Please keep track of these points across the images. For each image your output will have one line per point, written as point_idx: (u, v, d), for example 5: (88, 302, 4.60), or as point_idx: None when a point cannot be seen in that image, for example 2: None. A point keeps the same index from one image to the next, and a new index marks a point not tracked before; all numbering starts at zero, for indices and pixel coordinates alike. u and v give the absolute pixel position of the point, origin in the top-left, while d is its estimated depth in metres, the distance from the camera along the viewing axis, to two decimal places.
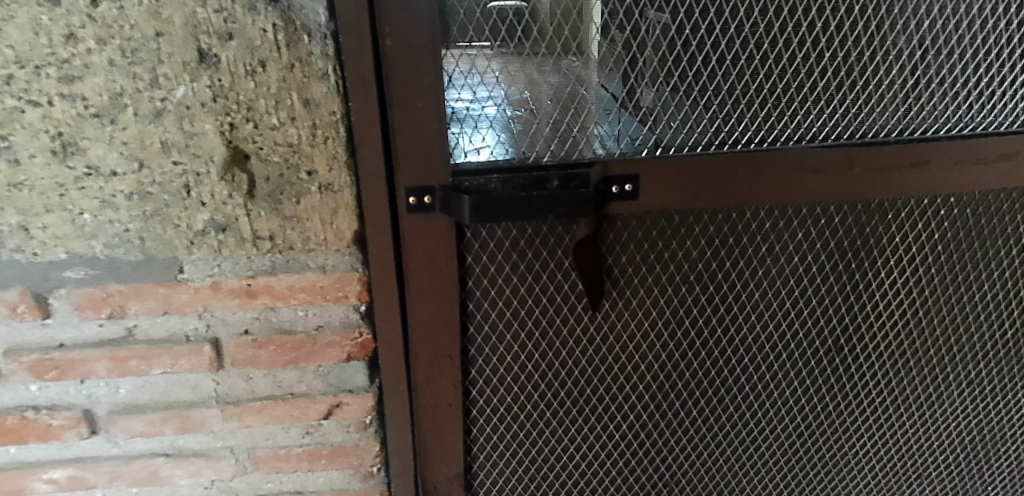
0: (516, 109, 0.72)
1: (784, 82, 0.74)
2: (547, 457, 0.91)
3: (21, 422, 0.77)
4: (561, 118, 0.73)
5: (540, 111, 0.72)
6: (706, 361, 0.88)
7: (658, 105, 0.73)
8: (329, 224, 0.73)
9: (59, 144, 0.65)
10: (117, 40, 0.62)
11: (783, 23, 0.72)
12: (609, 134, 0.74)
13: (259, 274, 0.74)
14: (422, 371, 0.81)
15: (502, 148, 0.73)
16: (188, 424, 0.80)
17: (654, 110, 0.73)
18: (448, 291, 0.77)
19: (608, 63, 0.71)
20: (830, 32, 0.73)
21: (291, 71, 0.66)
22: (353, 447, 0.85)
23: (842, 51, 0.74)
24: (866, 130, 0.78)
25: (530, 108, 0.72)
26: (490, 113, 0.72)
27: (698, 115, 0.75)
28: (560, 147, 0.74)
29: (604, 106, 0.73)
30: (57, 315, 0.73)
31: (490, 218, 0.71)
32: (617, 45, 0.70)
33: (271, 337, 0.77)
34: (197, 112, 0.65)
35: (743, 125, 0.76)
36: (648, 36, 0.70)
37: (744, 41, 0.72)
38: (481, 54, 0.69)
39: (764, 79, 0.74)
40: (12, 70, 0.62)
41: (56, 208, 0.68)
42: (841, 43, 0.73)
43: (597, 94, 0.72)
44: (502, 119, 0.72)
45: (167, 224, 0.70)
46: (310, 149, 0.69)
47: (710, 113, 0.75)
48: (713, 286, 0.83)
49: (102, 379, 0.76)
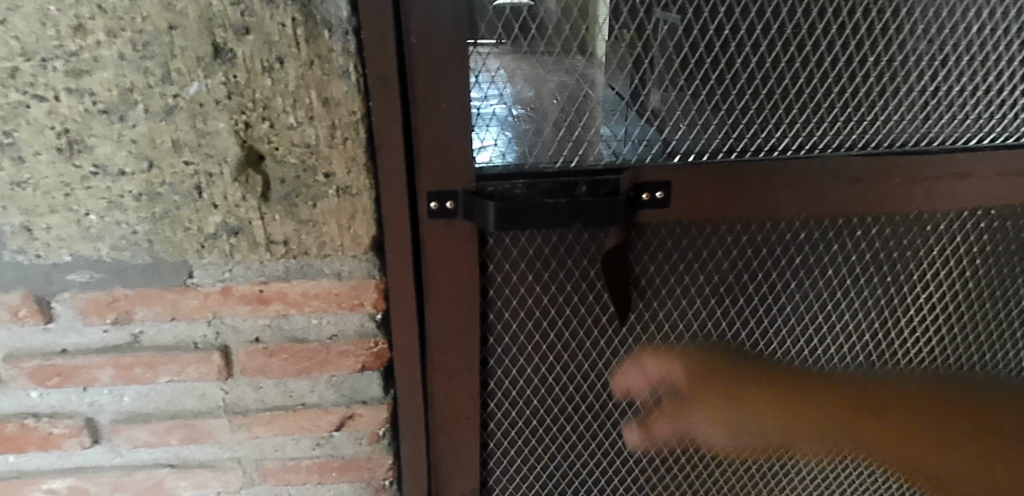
0: (521, 108, 0.69)
1: (815, 87, 0.71)
2: (566, 472, 0.87)
3: (20, 429, 0.74)
4: (567, 118, 0.70)
5: (545, 111, 0.69)
6: (733, 376, 0.84)
7: (666, 107, 0.69)
8: (346, 229, 0.70)
9: (65, 142, 0.62)
10: (128, 32, 0.59)
11: (816, 23, 0.69)
12: (615, 135, 0.70)
13: (272, 280, 0.71)
14: (439, 382, 0.78)
15: (509, 150, 0.70)
16: (194, 434, 0.76)
17: (661, 112, 0.70)
18: (469, 300, 0.74)
19: (615, 63, 0.67)
20: (862, 34, 0.69)
21: (311, 68, 0.63)
22: (365, 460, 0.82)
23: (876, 56, 0.70)
24: (907, 138, 0.74)
25: (535, 108, 0.69)
26: (497, 112, 0.68)
27: (722, 120, 0.71)
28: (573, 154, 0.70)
29: (611, 107, 0.69)
30: (60, 319, 0.70)
31: (516, 224, 0.68)
32: (623, 44, 0.67)
33: (283, 346, 0.74)
34: (210, 109, 0.62)
35: (774, 131, 0.72)
36: (667, 38, 0.68)
37: (771, 42, 0.69)
38: (487, 53, 0.65)
39: (795, 83, 0.71)
40: (17, 63, 0.58)
41: (61, 209, 0.64)
42: (876, 45, 0.70)
43: (603, 95, 0.69)
44: (508, 118, 0.69)
45: (177, 227, 0.67)
46: (328, 151, 0.66)
47: (740, 118, 0.71)
48: (743, 298, 0.79)
49: (106, 386, 0.73)
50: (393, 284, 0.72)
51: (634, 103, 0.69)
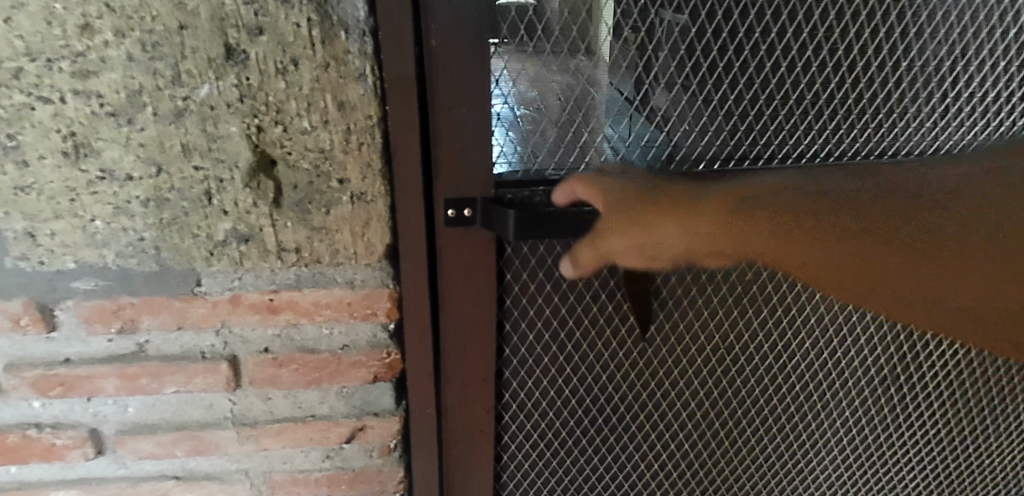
0: (523, 108, 0.66)
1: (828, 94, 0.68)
2: (580, 484, 0.86)
3: (21, 441, 0.71)
4: (570, 118, 0.67)
5: (548, 111, 0.66)
6: (754, 388, 0.82)
7: (669, 106, 0.67)
8: (360, 236, 0.67)
9: (71, 145, 0.59)
10: (137, 32, 0.56)
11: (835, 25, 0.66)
12: (618, 137, 0.68)
13: (283, 288, 0.69)
14: (453, 392, 0.77)
15: (508, 151, 0.67)
16: (201, 446, 0.74)
17: (664, 110, 0.67)
18: (486, 310, 0.73)
19: (619, 64, 0.65)
20: (894, 37, 0.67)
21: (326, 71, 0.60)
22: (375, 473, 0.80)
23: (905, 60, 0.68)
24: (940, 144, 0.72)
25: (538, 108, 0.66)
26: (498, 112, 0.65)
27: (732, 126, 0.69)
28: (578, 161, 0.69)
29: (615, 107, 0.67)
30: (63, 328, 0.67)
31: (536, 235, 0.65)
32: (629, 45, 0.64)
33: (293, 356, 0.71)
34: (222, 112, 0.60)
35: (795, 139, 0.70)
36: (670, 38, 0.65)
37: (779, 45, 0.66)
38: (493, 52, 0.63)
39: (818, 89, 0.68)
40: (21, 63, 0.56)
41: (66, 214, 0.62)
42: (900, 49, 0.67)
43: (608, 96, 0.66)
44: (510, 119, 0.66)
45: (185, 234, 0.64)
46: (343, 156, 0.64)
47: (755, 126, 0.69)
48: (766, 310, 0.77)
49: (110, 396, 0.71)
50: (410, 292, 0.70)
51: (637, 104, 0.67)
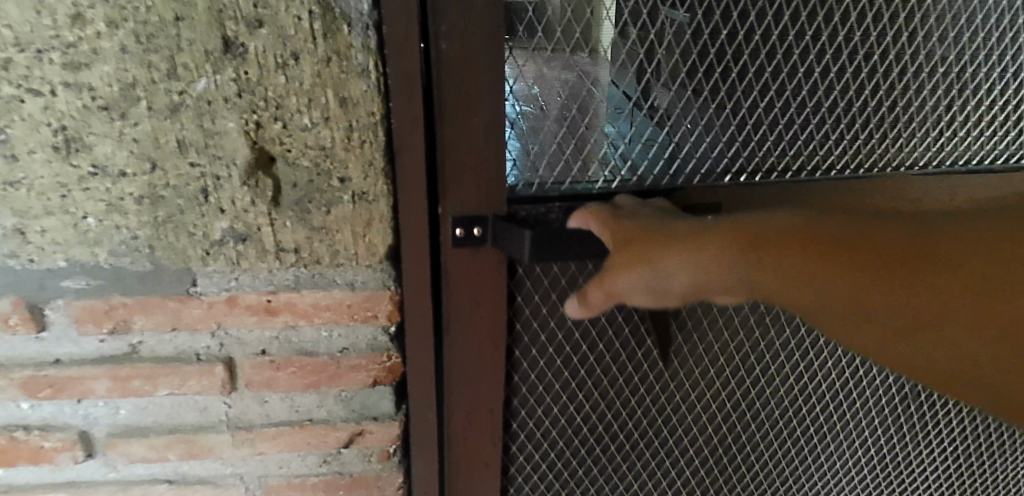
0: (526, 106, 0.65)
1: (836, 105, 0.70)
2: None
3: (9, 443, 0.69)
4: (572, 115, 0.67)
5: (550, 107, 0.66)
6: (769, 402, 0.83)
7: (675, 106, 0.67)
8: (361, 237, 0.65)
9: (61, 140, 0.57)
10: (131, 23, 0.54)
11: (843, 31, 0.67)
12: (619, 134, 0.68)
13: (281, 290, 0.66)
14: (458, 417, 0.76)
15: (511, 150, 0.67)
16: (195, 450, 0.72)
17: (671, 111, 0.67)
18: (495, 331, 0.72)
19: (622, 62, 0.65)
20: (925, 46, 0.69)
21: (328, 65, 0.58)
22: (374, 479, 0.78)
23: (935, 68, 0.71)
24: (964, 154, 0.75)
25: (540, 105, 0.66)
26: None
27: (760, 134, 0.71)
28: (579, 167, 0.69)
29: (615, 105, 0.66)
30: (54, 327, 0.65)
31: (550, 258, 0.63)
32: (638, 45, 0.64)
33: (291, 359, 0.69)
34: (219, 107, 0.58)
35: (825, 148, 0.72)
36: (692, 41, 0.65)
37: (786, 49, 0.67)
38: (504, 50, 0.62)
39: (847, 95, 0.70)
40: (9, 53, 0.54)
41: (56, 211, 0.60)
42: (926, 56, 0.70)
43: (607, 92, 0.66)
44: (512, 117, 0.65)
45: (180, 232, 0.62)
46: (344, 154, 0.62)
47: (764, 132, 0.71)
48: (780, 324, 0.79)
49: (102, 399, 0.68)
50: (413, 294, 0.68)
51: (640, 104, 0.67)
